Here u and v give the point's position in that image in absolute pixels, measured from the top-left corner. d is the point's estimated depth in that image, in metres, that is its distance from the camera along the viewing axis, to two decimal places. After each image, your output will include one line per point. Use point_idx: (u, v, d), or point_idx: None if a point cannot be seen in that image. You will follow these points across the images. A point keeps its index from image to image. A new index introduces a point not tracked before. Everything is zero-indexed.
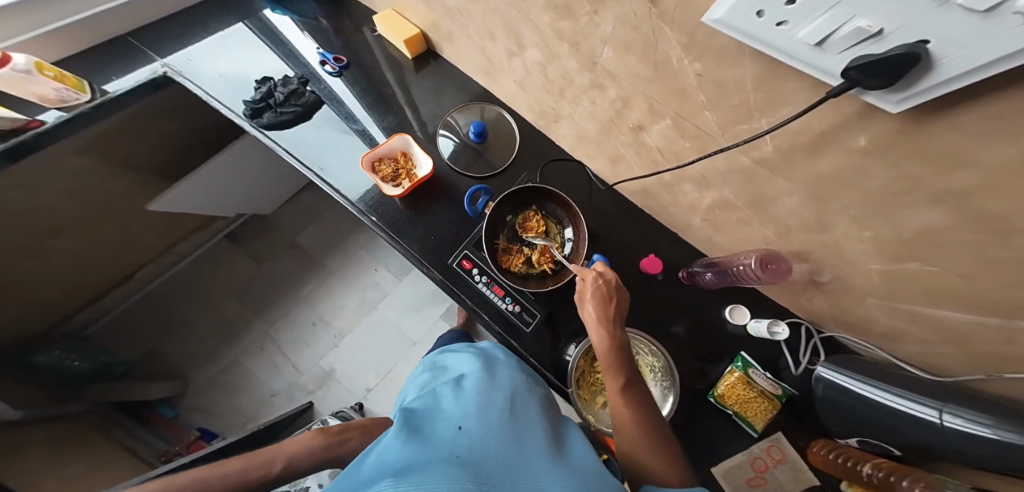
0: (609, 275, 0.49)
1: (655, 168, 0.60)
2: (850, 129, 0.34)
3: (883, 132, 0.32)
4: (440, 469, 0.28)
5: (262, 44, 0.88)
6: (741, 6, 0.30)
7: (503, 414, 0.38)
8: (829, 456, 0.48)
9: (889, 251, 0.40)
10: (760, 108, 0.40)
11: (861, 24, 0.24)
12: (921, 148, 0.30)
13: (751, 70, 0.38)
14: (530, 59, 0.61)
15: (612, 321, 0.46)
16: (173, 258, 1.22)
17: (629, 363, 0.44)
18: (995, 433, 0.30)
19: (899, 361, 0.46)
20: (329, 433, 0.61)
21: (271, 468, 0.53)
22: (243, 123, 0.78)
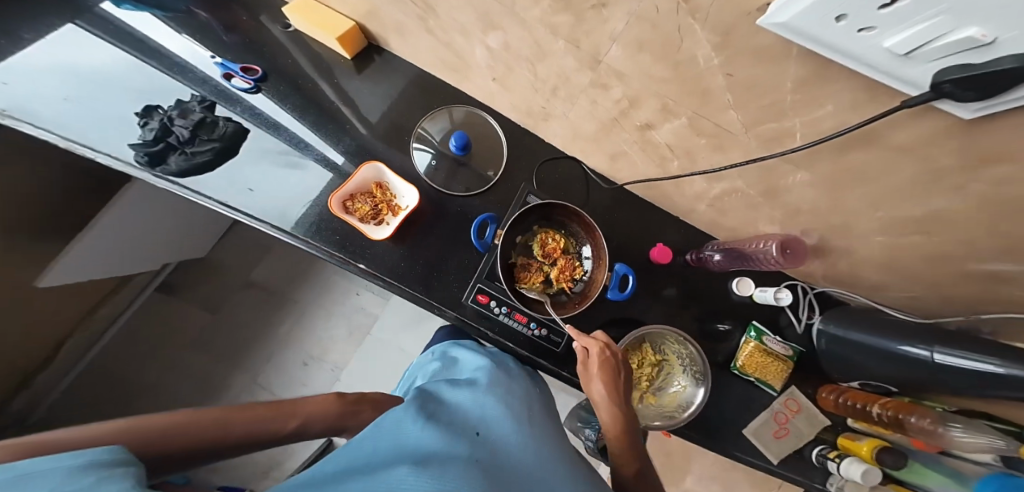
0: (615, 346, 0.51)
1: (662, 161, 0.58)
2: (883, 130, 0.35)
3: (923, 140, 0.33)
4: (458, 467, 0.30)
5: (133, 58, 0.69)
6: (812, 15, 0.25)
7: (521, 428, 0.40)
8: (837, 399, 0.62)
9: (901, 228, 0.45)
10: (795, 108, 0.39)
11: (970, 35, 0.19)
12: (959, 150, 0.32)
13: (793, 68, 0.35)
14: (514, 53, 0.52)
15: (619, 398, 0.47)
16: (104, 319, 1.07)
17: (636, 445, 0.46)
18: (1003, 368, 0.36)
19: (881, 306, 0.59)
20: (345, 400, 0.55)
21: (287, 425, 0.48)
22: (140, 173, 0.61)
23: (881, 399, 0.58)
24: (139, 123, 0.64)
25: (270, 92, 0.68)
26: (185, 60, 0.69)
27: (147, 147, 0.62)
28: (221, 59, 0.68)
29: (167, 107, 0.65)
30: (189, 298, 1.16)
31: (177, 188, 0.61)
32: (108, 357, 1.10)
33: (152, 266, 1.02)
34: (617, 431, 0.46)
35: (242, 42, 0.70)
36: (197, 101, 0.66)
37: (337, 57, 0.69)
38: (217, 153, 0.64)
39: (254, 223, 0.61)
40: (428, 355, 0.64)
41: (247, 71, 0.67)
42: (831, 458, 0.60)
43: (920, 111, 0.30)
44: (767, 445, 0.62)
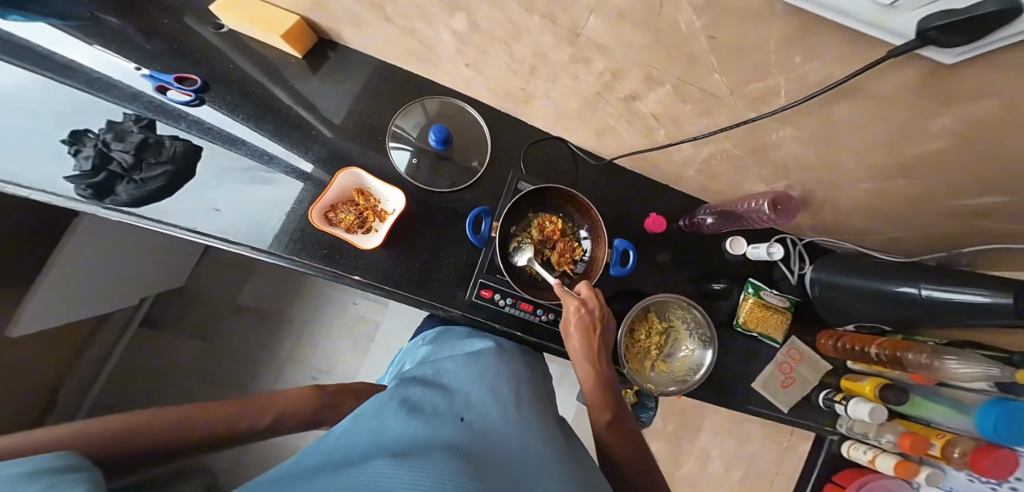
0: (592, 302, 0.51)
1: (648, 131, 0.56)
2: (865, 82, 0.34)
3: (915, 84, 0.32)
4: (438, 451, 0.27)
5: (38, 79, 0.58)
6: None
7: (508, 417, 0.38)
8: (834, 344, 0.71)
9: (883, 169, 0.46)
10: (780, 65, 0.36)
11: None
12: (941, 95, 0.32)
13: (774, 27, 0.32)
14: (486, 34, 0.48)
15: (594, 350, 0.50)
16: (90, 366, 1.01)
17: (610, 389, 0.49)
18: (990, 299, 0.39)
19: (866, 251, 0.66)
20: (323, 393, 0.51)
21: (259, 421, 0.43)
22: (86, 208, 0.51)
23: (877, 341, 0.65)
24: (70, 152, 0.54)
25: (217, 104, 0.60)
26: (106, 76, 0.59)
27: (87, 178, 0.53)
28: (148, 71, 0.58)
29: (99, 131, 0.56)
30: (176, 332, 1.10)
31: (133, 219, 0.52)
32: (103, 404, 1.04)
33: (125, 303, 0.94)
34: (591, 376, 0.50)
35: (170, 50, 0.60)
36: (133, 121, 0.57)
37: (286, 56, 0.62)
38: (172, 177, 0.56)
39: (228, 248, 0.54)
40: (417, 341, 0.63)
41: (184, 82, 0.58)
42: (838, 401, 0.70)
43: (904, 60, 0.30)
44: (782, 397, 0.70)
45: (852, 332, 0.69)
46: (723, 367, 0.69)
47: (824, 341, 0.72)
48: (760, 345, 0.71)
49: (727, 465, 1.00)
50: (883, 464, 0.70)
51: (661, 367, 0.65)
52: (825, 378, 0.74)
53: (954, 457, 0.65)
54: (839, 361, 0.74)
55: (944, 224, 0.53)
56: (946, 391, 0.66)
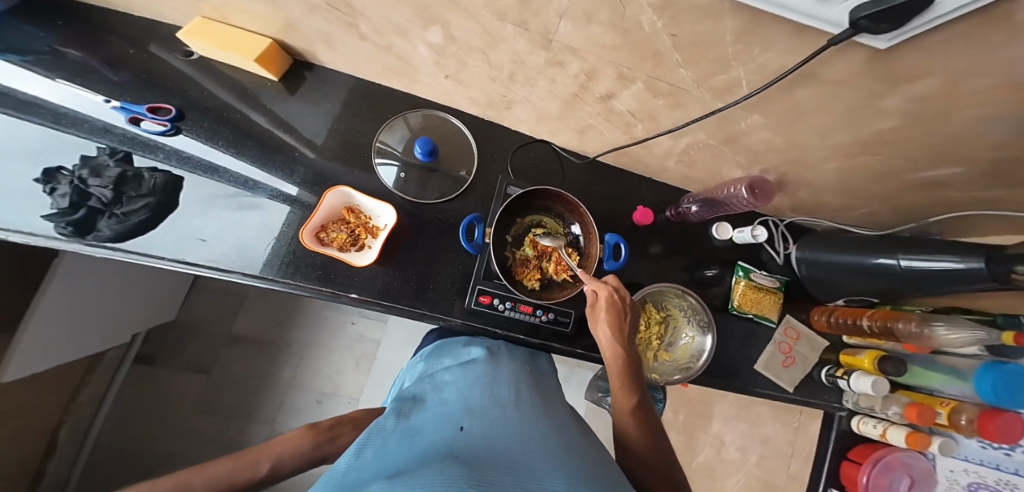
0: (623, 292, 0.51)
1: (627, 127, 0.58)
2: (816, 69, 0.36)
3: (861, 68, 0.34)
4: (437, 465, 0.26)
5: None
6: None
7: (507, 419, 0.38)
8: (828, 319, 0.72)
9: (850, 146, 0.48)
10: (739, 58, 0.37)
11: None
12: (886, 75, 0.34)
13: (728, 23, 0.33)
14: (462, 45, 0.49)
15: (625, 338, 0.49)
16: (85, 411, 0.98)
17: (637, 377, 0.48)
18: (964, 264, 0.44)
19: (842, 227, 0.71)
20: (319, 429, 0.46)
21: (257, 471, 0.38)
22: (66, 246, 0.48)
23: (868, 313, 0.66)
24: (41, 191, 0.50)
25: (193, 132, 0.59)
26: (72, 110, 0.56)
27: (65, 216, 0.50)
28: (118, 102, 0.56)
29: (71, 166, 0.53)
30: (175, 367, 1.08)
31: (119, 256, 0.49)
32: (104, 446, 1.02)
33: (113, 342, 0.92)
34: (620, 362, 0.48)
35: (138, 80, 0.58)
36: (108, 154, 0.55)
37: (262, 80, 0.63)
38: (155, 209, 0.54)
39: (220, 277, 0.53)
40: (415, 357, 0.61)
41: (158, 112, 0.57)
42: (840, 377, 0.70)
43: (842, 49, 0.32)
44: (785, 377, 0.71)
45: (844, 306, 0.71)
46: (726, 351, 0.70)
47: (818, 317, 0.74)
48: (759, 326, 0.72)
49: (742, 450, 0.99)
50: (895, 438, 0.68)
51: (665, 357, 0.66)
52: (823, 355, 0.75)
53: (962, 425, 0.63)
54: (835, 337, 0.76)
55: (908, 191, 0.56)
56: (941, 358, 0.68)
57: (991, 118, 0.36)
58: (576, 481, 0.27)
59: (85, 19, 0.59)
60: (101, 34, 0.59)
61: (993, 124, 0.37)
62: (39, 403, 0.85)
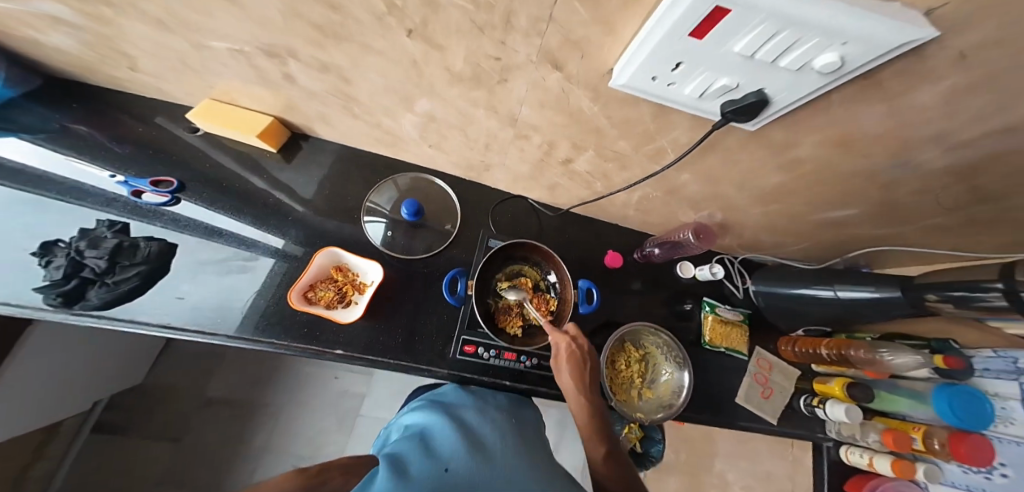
0: (581, 339, 0.56)
1: (588, 184, 0.65)
2: (718, 141, 0.44)
3: (756, 141, 0.42)
4: None
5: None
6: (639, 72, 0.32)
7: (494, 483, 0.39)
8: (794, 348, 0.76)
9: (774, 197, 0.57)
10: (659, 133, 0.46)
11: (725, 82, 0.30)
12: (773, 144, 0.42)
13: (645, 108, 0.42)
14: (440, 122, 0.56)
15: (586, 386, 0.53)
16: (34, 487, 0.88)
17: (604, 423, 0.52)
18: (880, 293, 0.54)
19: (788, 262, 0.79)
20: (307, 473, 0.41)
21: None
22: (54, 318, 0.49)
23: (824, 342, 0.72)
24: (38, 264, 0.52)
25: (194, 199, 0.63)
26: (79, 184, 0.59)
27: (56, 288, 0.51)
28: (124, 177, 0.60)
29: (70, 238, 0.55)
30: (136, 439, 1.00)
31: (107, 324, 0.51)
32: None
33: (69, 412, 0.85)
34: (585, 411, 0.52)
35: (141, 153, 0.63)
36: (107, 225, 0.57)
37: (260, 151, 0.68)
38: (147, 276, 0.55)
39: (206, 340, 0.54)
40: (404, 410, 0.61)
41: (159, 185, 0.61)
42: (818, 406, 0.73)
43: (728, 130, 0.41)
44: (766, 408, 0.74)
45: (804, 335, 0.77)
46: (704, 386, 0.73)
47: (785, 347, 0.78)
48: (731, 359, 0.76)
49: (747, 489, 0.97)
50: (881, 466, 0.70)
51: (649, 395, 0.69)
52: (798, 384, 0.78)
53: (937, 449, 0.66)
54: (805, 366, 0.80)
55: (828, 231, 0.64)
56: (902, 382, 0.73)
57: (866, 173, 0.45)
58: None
59: (96, 100, 0.65)
60: (111, 113, 0.65)
61: (869, 178, 0.45)
62: None
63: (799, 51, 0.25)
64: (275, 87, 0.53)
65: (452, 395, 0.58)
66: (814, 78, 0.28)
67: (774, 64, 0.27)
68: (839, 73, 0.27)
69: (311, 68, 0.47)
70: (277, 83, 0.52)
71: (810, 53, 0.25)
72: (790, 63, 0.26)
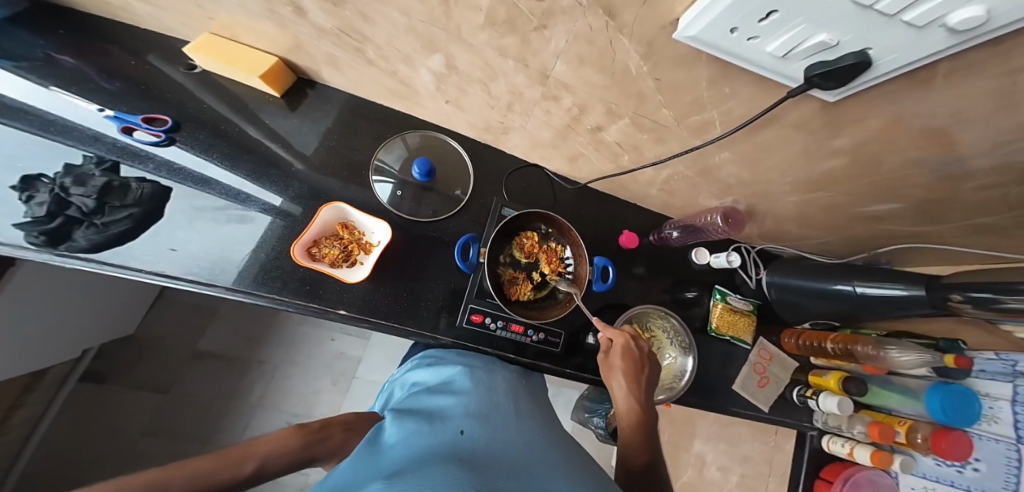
0: (640, 340, 0.56)
1: (614, 157, 0.62)
2: (779, 114, 0.41)
3: (815, 116, 0.39)
4: (441, 468, 0.27)
5: None
6: (715, 24, 0.28)
7: (506, 430, 0.38)
8: (796, 341, 0.77)
9: (809, 184, 0.54)
10: (712, 101, 0.42)
11: (824, 39, 0.27)
12: (830, 122, 0.39)
13: (703, 70, 0.38)
14: (464, 75, 0.51)
15: (638, 387, 0.52)
16: (17, 431, 0.88)
17: (649, 432, 0.50)
18: (907, 291, 0.52)
19: (805, 254, 0.78)
20: (308, 429, 0.42)
21: (243, 469, 0.33)
22: (35, 257, 0.45)
23: (830, 336, 0.73)
24: (18, 199, 0.48)
25: (188, 143, 0.58)
26: (63, 118, 0.54)
27: (40, 225, 0.47)
28: (113, 112, 0.55)
29: (52, 174, 0.51)
30: (129, 387, 1.00)
31: (93, 267, 0.47)
32: (38, 473, 0.91)
33: (62, 357, 0.84)
34: (631, 412, 0.51)
35: (132, 89, 0.57)
36: (94, 163, 0.53)
37: (263, 95, 0.63)
38: (139, 220, 0.52)
39: (201, 290, 0.51)
40: (407, 364, 0.61)
41: (153, 122, 0.56)
42: (810, 397, 0.75)
43: (799, 100, 0.37)
44: (761, 397, 0.75)
45: (809, 329, 0.78)
46: (705, 371, 0.73)
47: (788, 340, 0.79)
48: (734, 348, 0.76)
49: (722, 470, 0.97)
50: (861, 456, 0.71)
51: None
52: (793, 375, 0.80)
53: (918, 443, 0.67)
54: (805, 358, 0.81)
55: (858, 223, 0.62)
56: (896, 379, 0.74)
57: (916, 161, 0.42)
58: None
59: (84, 30, 0.59)
60: (100, 44, 0.59)
61: (920, 168, 0.43)
62: None
63: (926, 6, 0.21)
64: (281, 21, 0.47)
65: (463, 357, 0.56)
66: (940, 36, 0.24)
67: (891, 19, 0.23)
68: (972, 34, 0.23)
69: (324, 1, 0.42)
70: (287, 19, 0.46)
71: (946, 6, 0.21)
72: (915, 19, 0.22)
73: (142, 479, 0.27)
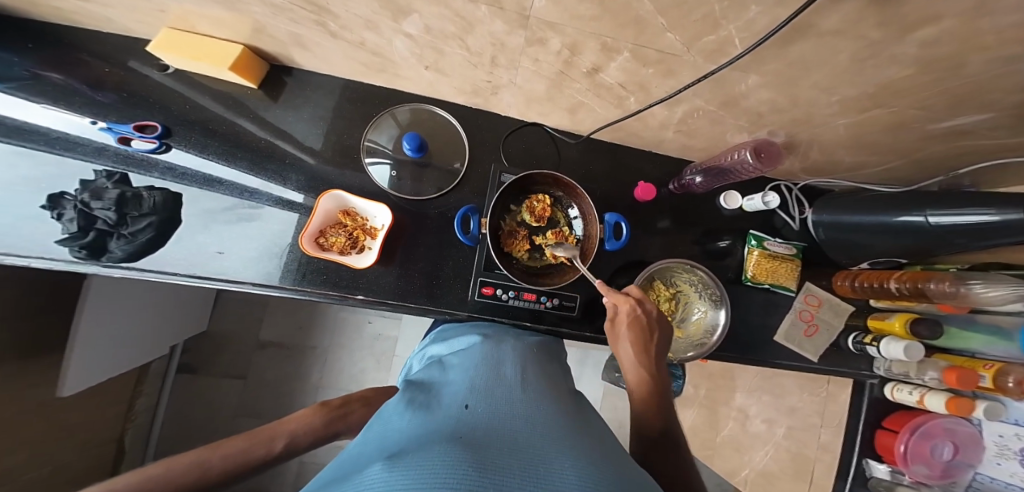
0: (647, 304, 0.53)
1: (619, 100, 0.55)
2: (812, 20, 0.31)
3: (876, 15, 0.28)
4: (439, 448, 0.26)
5: None
6: None
7: (513, 402, 0.37)
8: (852, 283, 0.71)
9: (858, 105, 0.45)
10: (727, 16, 0.32)
11: None
12: (900, 21, 0.29)
13: None
14: (437, 33, 0.45)
15: (648, 356, 0.50)
16: (143, 416, 1.06)
17: (660, 395, 0.48)
18: (1000, 216, 0.41)
19: (862, 185, 0.67)
20: (330, 407, 0.52)
21: (274, 446, 0.43)
22: (85, 269, 0.53)
23: (896, 275, 0.64)
24: (51, 217, 0.54)
25: (184, 145, 0.60)
26: (64, 133, 0.57)
27: (77, 240, 0.53)
28: (105, 123, 0.57)
29: (72, 191, 0.55)
30: (212, 375, 1.15)
31: (135, 274, 0.54)
32: (165, 447, 1.11)
33: (153, 356, 0.98)
34: (643, 384, 0.48)
35: (122, 99, 0.59)
36: (104, 177, 0.57)
37: (240, 88, 0.63)
38: (159, 227, 0.56)
39: (232, 287, 0.57)
40: (425, 341, 0.63)
41: (145, 130, 0.58)
42: (869, 343, 0.68)
43: None
44: (808, 346, 0.72)
45: (871, 269, 0.69)
46: (739, 324, 0.71)
47: (841, 283, 0.73)
48: (775, 295, 0.73)
49: (768, 423, 0.93)
50: (933, 403, 0.64)
51: (678, 334, 0.66)
52: (849, 322, 0.74)
53: (1009, 388, 0.58)
54: (862, 302, 0.74)
55: (930, 141, 0.50)
56: (982, 317, 0.62)
57: (1020, 55, 0.31)
58: (585, 471, 0.26)
59: (53, 41, 0.59)
60: (72, 55, 0.59)
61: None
62: (95, 416, 0.91)
63: None
64: (229, 4, 0.45)
65: (476, 329, 0.58)
66: None
67: None
68: None
69: None
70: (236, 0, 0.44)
71: None
72: None
73: (187, 460, 0.35)
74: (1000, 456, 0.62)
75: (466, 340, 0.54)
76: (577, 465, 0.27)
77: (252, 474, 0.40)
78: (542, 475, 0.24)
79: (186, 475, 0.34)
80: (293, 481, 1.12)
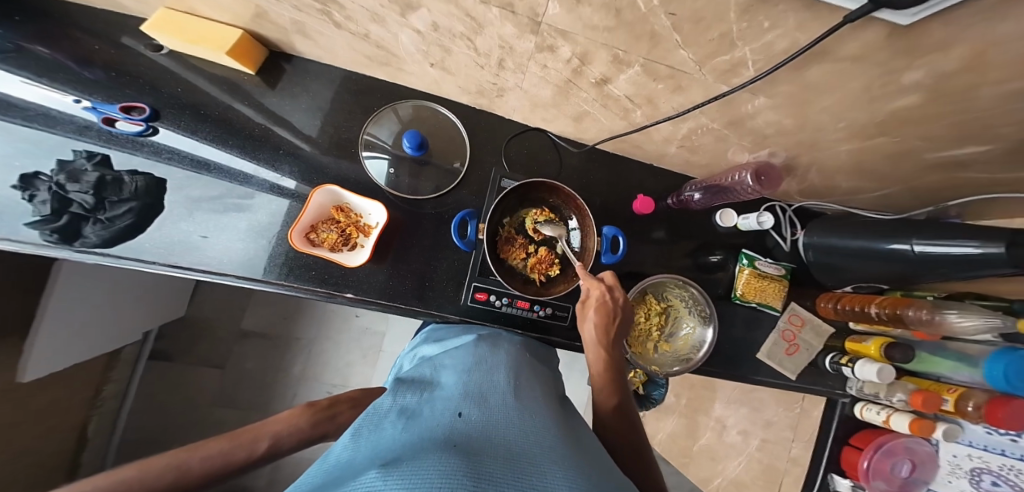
0: (616, 291, 0.54)
1: (625, 112, 0.54)
2: (828, 49, 0.31)
3: (896, 43, 0.28)
4: (433, 457, 0.25)
5: None
6: None
7: (507, 408, 0.37)
8: (833, 305, 0.73)
9: (863, 133, 0.46)
10: (745, 38, 0.32)
11: None
12: (914, 52, 0.29)
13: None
14: (445, 31, 0.44)
15: (609, 339, 0.51)
16: (111, 403, 1.02)
17: (620, 377, 0.50)
18: (981, 248, 0.42)
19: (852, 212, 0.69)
20: (318, 408, 0.50)
21: (257, 448, 0.41)
22: (55, 253, 0.49)
23: (877, 300, 0.66)
24: (23, 198, 0.51)
25: (174, 127, 0.57)
26: (45, 110, 0.54)
27: (49, 223, 0.50)
28: (89, 102, 0.54)
29: (46, 171, 0.52)
30: (189, 362, 1.11)
31: (111, 262, 0.51)
32: (133, 436, 1.06)
33: (125, 341, 0.93)
34: (604, 367, 0.50)
35: (109, 77, 0.56)
36: (84, 158, 0.54)
37: (237, 72, 0.60)
38: (140, 213, 0.54)
39: (214, 279, 0.54)
40: (416, 339, 0.62)
41: (132, 111, 0.55)
42: (845, 364, 0.70)
43: (859, 25, 0.27)
44: (789, 365, 0.73)
45: (852, 293, 0.72)
46: (726, 339, 0.72)
47: (823, 304, 0.75)
48: (761, 312, 0.74)
49: (743, 434, 0.95)
50: (897, 423, 0.66)
51: (665, 347, 0.66)
52: (829, 342, 0.75)
53: (969, 411, 0.61)
54: (841, 324, 0.76)
55: (924, 172, 0.52)
56: (951, 344, 0.65)
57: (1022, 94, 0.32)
58: (576, 482, 0.25)
59: (38, 13, 0.56)
60: (58, 29, 0.56)
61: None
62: (60, 401, 0.87)
63: None
64: None
65: (468, 331, 0.57)
66: None
67: None
68: None
69: None
70: None
71: None
72: None
73: (162, 462, 0.34)
74: (951, 474, 0.65)
75: (460, 341, 0.53)
76: (568, 476, 0.26)
77: (231, 476, 0.39)
78: (535, 486, 0.24)
79: (161, 480, 0.33)
80: (269, 477, 1.10)
